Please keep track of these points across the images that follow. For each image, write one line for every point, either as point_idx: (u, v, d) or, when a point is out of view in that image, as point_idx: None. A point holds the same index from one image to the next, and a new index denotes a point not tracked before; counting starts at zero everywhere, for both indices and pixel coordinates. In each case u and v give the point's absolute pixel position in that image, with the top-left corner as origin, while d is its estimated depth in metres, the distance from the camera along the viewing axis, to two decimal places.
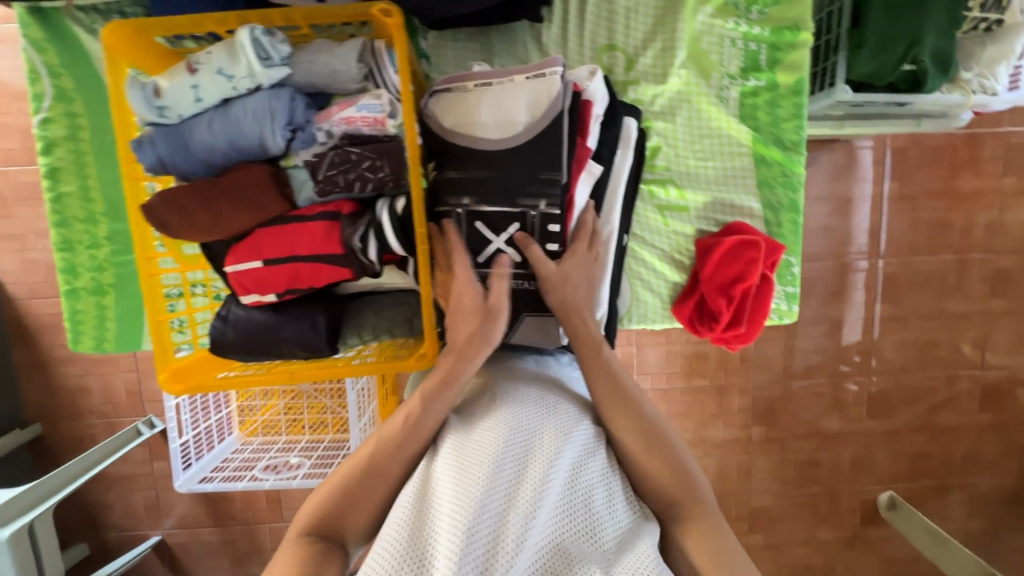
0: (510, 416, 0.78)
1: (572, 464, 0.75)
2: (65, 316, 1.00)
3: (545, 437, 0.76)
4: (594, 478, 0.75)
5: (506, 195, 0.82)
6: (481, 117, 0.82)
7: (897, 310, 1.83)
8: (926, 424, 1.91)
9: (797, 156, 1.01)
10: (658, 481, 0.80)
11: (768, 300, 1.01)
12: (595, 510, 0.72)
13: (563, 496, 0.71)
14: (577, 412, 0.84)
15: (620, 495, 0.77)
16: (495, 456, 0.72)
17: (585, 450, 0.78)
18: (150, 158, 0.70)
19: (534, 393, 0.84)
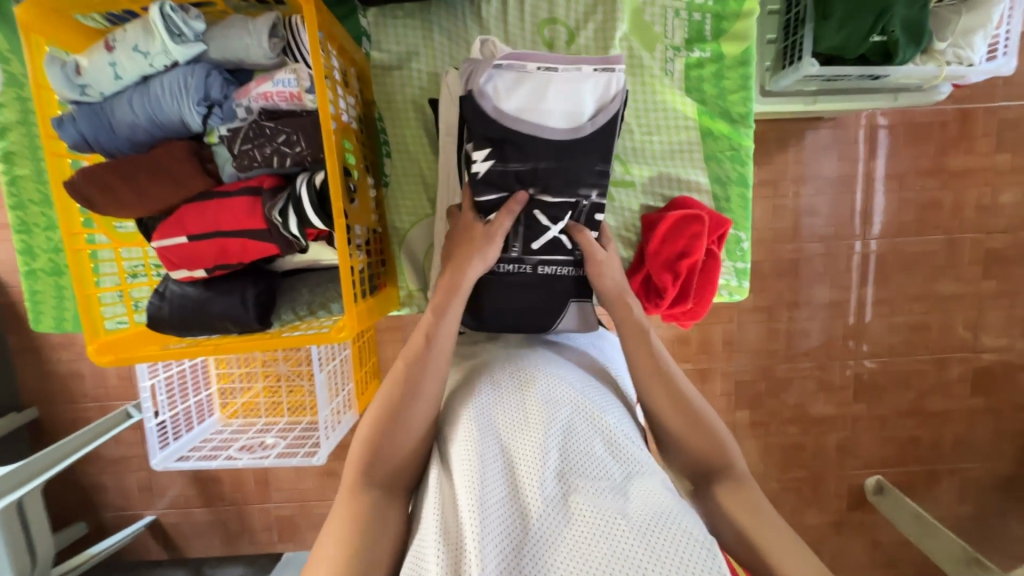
0: (492, 396, 0.81)
1: (560, 425, 0.77)
2: (25, 296, 1.03)
3: (530, 406, 0.79)
4: (586, 432, 0.78)
5: (569, 183, 0.86)
6: (553, 105, 0.81)
7: (884, 292, 1.79)
8: (914, 407, 1.87)
9: (744, 129, 1.00)
10: (694, 453, 0.86)
11: (714, 276, 1.00)
12: (600, 461, 0.75)
13: (563, 458, 0.73)
14: (557, 374, 0.85)
15: (620, 440, 0.79)
16: (486, 437, 0.75)
17: (577, 407, 0.80)
18: (73, 136, 0.72)
19: (512, 367, 0.86)
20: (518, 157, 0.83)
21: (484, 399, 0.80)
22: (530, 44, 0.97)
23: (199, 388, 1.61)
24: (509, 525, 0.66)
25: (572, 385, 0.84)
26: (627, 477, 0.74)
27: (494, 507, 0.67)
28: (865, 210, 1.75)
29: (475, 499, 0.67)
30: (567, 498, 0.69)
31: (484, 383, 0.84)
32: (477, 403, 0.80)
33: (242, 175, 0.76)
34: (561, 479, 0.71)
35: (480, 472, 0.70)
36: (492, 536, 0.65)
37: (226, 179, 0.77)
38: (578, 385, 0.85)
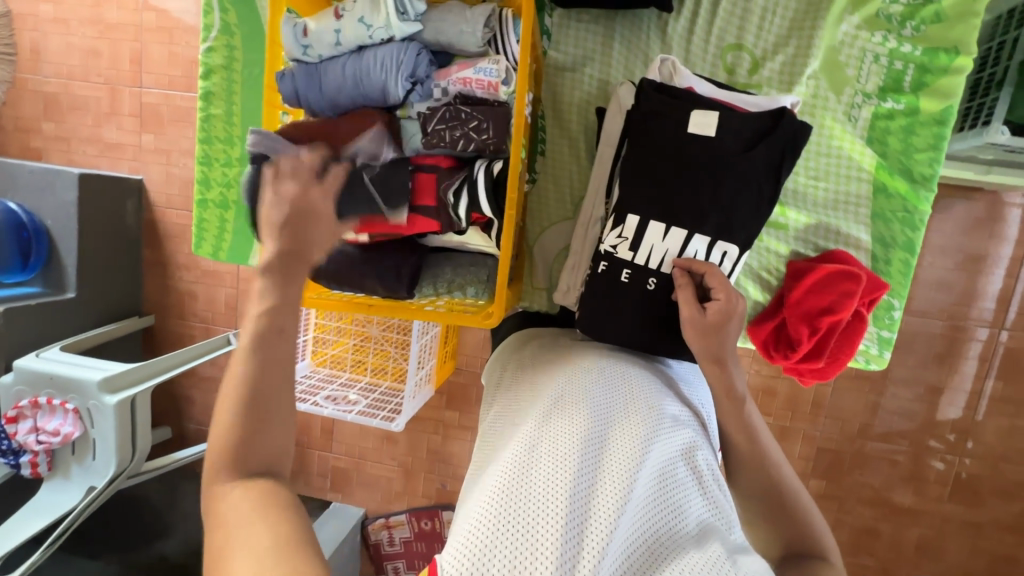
0: (589, 386, 0.73)
1: (652, 435, 0.69)
2: (193, 221, 1.14)
3: (627, 404, 0.72)
4: (676, 452, 0.70)
5: (723, 231, 0.79)
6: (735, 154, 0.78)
7: (1011, 391, 1.61)
8: (1018, 524, 1.67)
9: (926, 192, 0.93)
10: (788, 530, 0.78)
11: (856, 340, 0.94)
12: (684, 489, 0.67)
13: (651, 469, 0.65)
14: (652, 383, 0.78)
15: (706, 471, 0.71)
16: (581, 417, 0.68)
17: (672, 423, 0.73)
18: (288, 90, 0.78)
19: (611, 363, 0.79)
20: (653, 192, 0.79)
21: (579, 383, 0.73)
22: (708, 67, 0.95)
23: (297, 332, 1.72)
24: (588, 515, 0.59)
25: (667, 401, 0.76)
26: (703, 516, 0.66)
27: (578, 497, 0.60)
28: (1010, 297, 1.57)
29: (563, 487, 0.60)
30: (648, 514, 0.62)
31: (580, 368, 0.77)
32: (574, 388, 0.73)
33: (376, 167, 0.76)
34: (650, 493, 0.64)
35: (572, 458, 0.63)
36: (573, 534, 0.57)
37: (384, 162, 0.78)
38: (674, 403, 0.77)
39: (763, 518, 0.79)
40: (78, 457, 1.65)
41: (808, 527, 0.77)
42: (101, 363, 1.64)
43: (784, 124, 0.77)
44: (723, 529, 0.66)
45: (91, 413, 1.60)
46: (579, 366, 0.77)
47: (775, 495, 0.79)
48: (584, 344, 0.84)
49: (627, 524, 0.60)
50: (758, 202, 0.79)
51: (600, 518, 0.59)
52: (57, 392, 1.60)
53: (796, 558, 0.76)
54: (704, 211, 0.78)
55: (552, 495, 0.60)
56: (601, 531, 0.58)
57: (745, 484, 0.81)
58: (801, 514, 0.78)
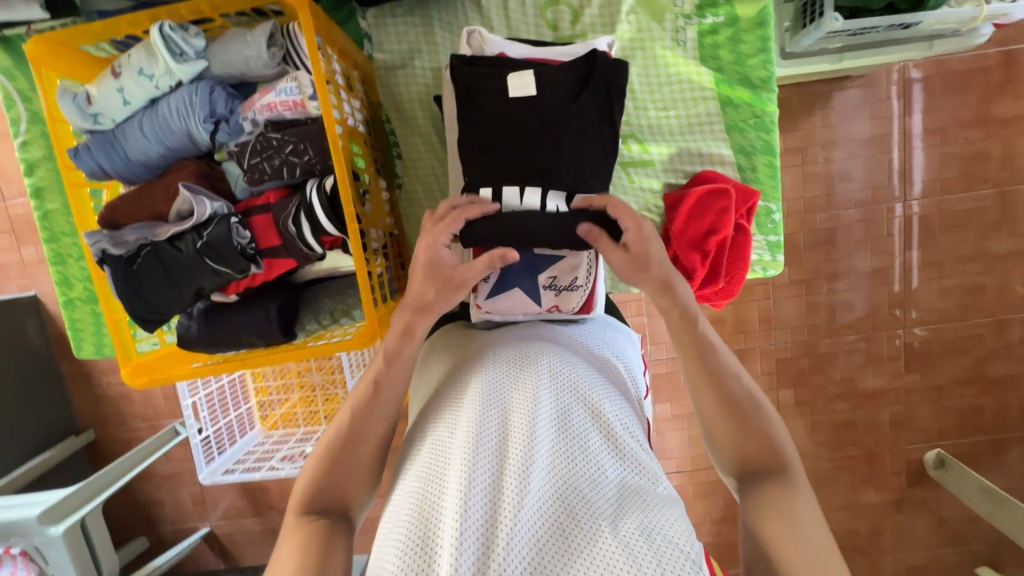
0: (488, 378, 0.70)
1: (555, 413, 0.66)
2: (66, 325, 1.07)
3: (529, 384, 0.69)
4: (585, 423, 0.67)
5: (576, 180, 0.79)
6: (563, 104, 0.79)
7: (932, 255, 1.67)
8: (973, 375, 1.75)
9: (767, 94, 0.94)
10: (749, 450, 0.74)
11: (746, 251, 0.96)
12: (594, 459, 0.64)
13: (554, 450, 0.63)
14: (556, 353, 0.75)
15: (621, 432, 0.68)
16: (478, 418, 0.64)
17: (576, 393, 0.70)
18: (90, 165, 0.73)
19: (513, 345, 0.76)
20: (498, 163, 0.79)
21: (478, 379, 0.70)
22: (533, 28, 0.94)
23: (238, 402, 1.64)
24: (489, 516, 0.56)
25: (575, 369, 0.73)
26: (620, 481, 0.63)
27: (478, 499, 0.57)
28: (904, 170, 1.63)
29: (461, 493, 0.57)
30: (556, 497, 0.59)
31: (479, 361, 0.74)
32: (474, 386, 0.69)
33: (205, 236, 0.72)
34: (557, 476, 0.61)
35: (468, 461, 0.60)
36: (475, 538, 0.55)
37: (206, 217, 0.72)
38: (582, 369, 0.74)
39: (730, 429, 0.75)
40: None
41: (769, 438, 0.74)
42: (38, 496, 1.49)
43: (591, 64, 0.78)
44: (645, 487, 0.64)
45: (41, 550, 1.46)
46: (479, 359, 0.74)
47: (733, 414, 0.75)
48: (486, 337, 0.82)
49: (533, 516, 0.57)
50: (602, 146, 0.80)
51: (500, 516, 0.56)
52: None
53: (758, 474, 0.73)
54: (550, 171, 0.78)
55: (450, 504, 0.57)
56: (500, 530, 0.55)
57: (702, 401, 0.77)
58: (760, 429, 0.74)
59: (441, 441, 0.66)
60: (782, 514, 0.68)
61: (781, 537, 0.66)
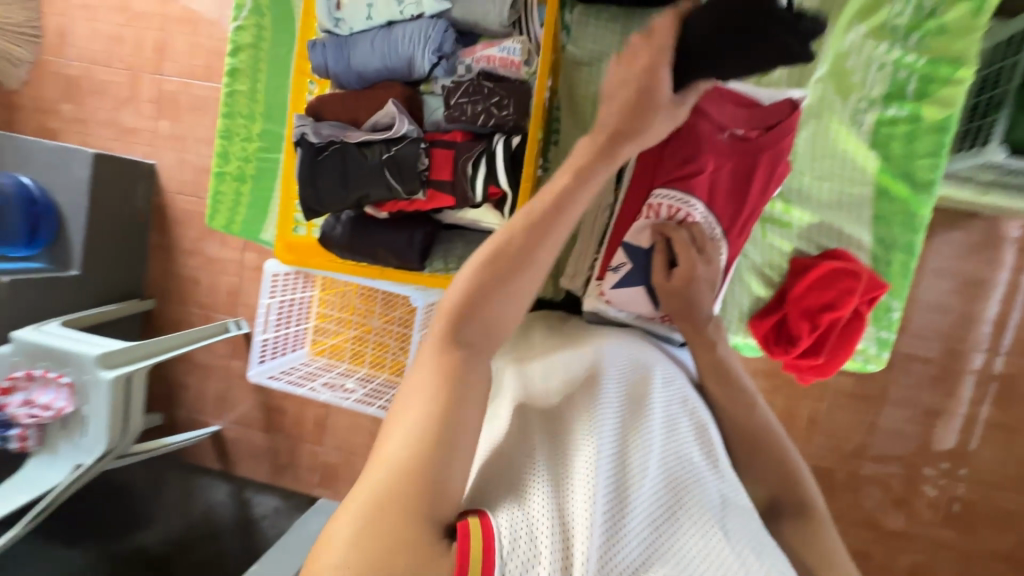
0: (604, 364, 0.73)
1: (665, 415, 0.68)
2: (209, 194, 1.16)
3: (642, 384, 0.71)
4: (689, 436, 0.69)
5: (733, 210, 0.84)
6: (732, 129, 0.83)
7: (1004, 416, 1.61)
8: (1011, 552, 1.65)
9: (926, 197, 0.96)
10: (772, 481, 0.74)
11: (856, 337, 0.96)
12: (698, 469, 0.65)
13: (665, 447, 0.65)
14: (663, 363, 0.77)
15: (718, 451, 0.70)
16: (598, 394, 0.67)
17: (682, 405, 0.72)
18: (318, 60, 0.82)
19: (624, 344, 0.79)
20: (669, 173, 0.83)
21: (595, 361, 0.73)
22: None
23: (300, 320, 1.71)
24: (609, 483, 0.57)
25: (680, 384, 0.76)
26: (720, 495, 0.65)
27: (600, 464, 0.59)
28: (1000, 321, 1.59)
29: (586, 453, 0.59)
30: (665, 488, 0.61)
31: (593, 347, 0.77)
32: (591, 365, 0.72)
33: (393, 150, 0.79)
34: (666, 471, 0.62)
35: (591, 427, 0.62)
36: (598, 499, 0.55)
37: (399, 135, 0.79)
38: (685, 387, 0.76)
39: (746, 464, 0.76)
40: (67, 433, 1.63)
41: (790, 475, 0.74)
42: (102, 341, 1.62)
43: (768, 107, 0.82)
44: (740, 509, 0.65)
45: (85, 389, 1.57)
46: (590, 346, 0.77)
47: (757, 437, 0.76)
48: (589, 330, 0.85)
49: (646, 498, 0.58)
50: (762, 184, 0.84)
51: (619, 487, 0.57)
52: (54, 365, 1.58)
53: (778, 508, 0.73)
54: (687, 179, 0.82)
55: (577, 461, 0.58)
56: (619, 500, 0.56)
57: (730, 420, 0.77)
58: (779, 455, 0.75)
59: (557, 404, 0.68)
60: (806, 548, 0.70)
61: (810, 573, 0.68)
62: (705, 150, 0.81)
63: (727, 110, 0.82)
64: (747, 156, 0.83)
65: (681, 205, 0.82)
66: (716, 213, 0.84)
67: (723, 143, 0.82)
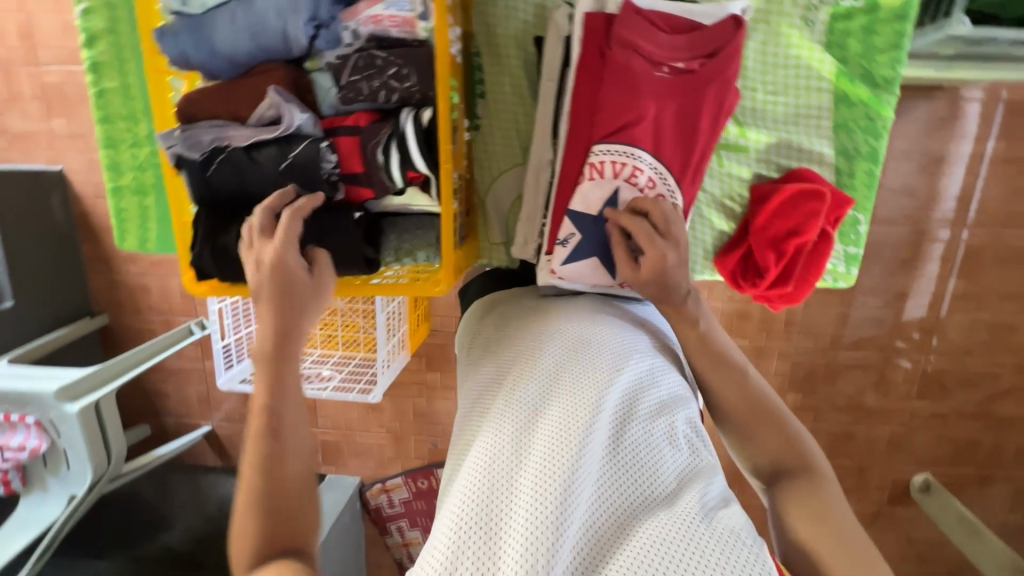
0: (553, 356, 0.70)
1: (615, 399, 0.66)
2: (111, 213, 1.03)
3: (592, 368, 0.69)
4: (645, 414, 0.67)
5: (682, 156, 0.77)
6: (672, 63, 0.74)
7: (973, 287, 1.60)
8: (981, 410, 1.71)
9: (887, 96, 0.88)
10: (768, 446, 0.79)
11: (824, 259, 0.92)
12: (652, 450, 0.64)
13: (614, 436, 0.63)
14: (620, 337, 0.75)
15: (678, 422, 0.68)
16: (541, 396, 0.65)
17: (637, 383, 0.69)
18: (173, 51, 0.67)
19: (580, 322, 0.75)
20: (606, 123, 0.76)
21: (543, 355, 0.70)
22: None
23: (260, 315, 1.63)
24: (550, 491, 0.57)
25: (638, 357, 0.73)
26: (679, 471, 0.64)
27: (540, 474, 0.58)
28: (966, 195, 1.53)
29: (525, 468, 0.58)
30: (614, 483, 0.60)
31: (544, 334, 0.73)
32: (540, 359, 0.70)
33: (291, 156, 0.68)
34: (616, 461, 0.62)
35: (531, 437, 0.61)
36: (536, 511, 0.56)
37: (292, 131, 0.68)
38: (645, 357, 0.74)
39: (744, 435, 0.80)
40: (52, 468, 1.52)
41: (790, 438, 0.78)
42: (56, 371, 1.48)
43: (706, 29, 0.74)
44: (701, 480, 0.64)
45: (56, 424, 1.45)
46: (543, 333, 0.74)
47: (753, 406, 0.79)
48: (551, 305, 0.82)
49: (591, 501, 0.58)
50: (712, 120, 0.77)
51: (562, 494, 0.57)
52: (14, 407, 1.44)
53: (780, 472, 0.77)
54: (628, 129, 0.75)
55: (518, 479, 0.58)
56: (560, 509, 0.56)
57: (722, 394, 0.80)
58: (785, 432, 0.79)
59: (503, 410, 0.66)
60: (816, 510, 0.73)
61: (816, 539, 0.71)
62: (642, 92, 0.74)
63: (662, 41, 0.73)
64: (693, 92, 0.74)
65: (626, 159, 0.76)
66: (665, 161, 0.77)
67: (664, 82, 0.73)
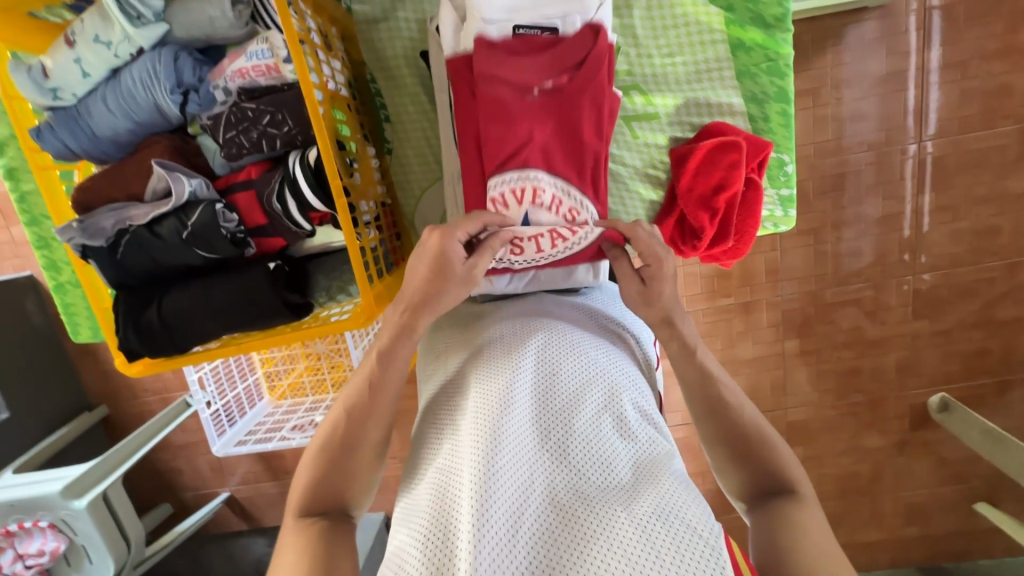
0: (495, 362, 0.68)
1: (560, 399, 0.65)
2: (59, 309, 1.04)
3: (535, 367, 0.67)
4: (594, 407, 0.65)
5: (575, 159, 0.78)
6: (540, 83, 0.76)
7: (944, 199, 1.45)
8: (983, 319, 1.55)
9: (782, 34, 0.87)
10: (756, 472, 0.75)
11: (758, 208, 0.92)
12: (603, 443, 0.62)
13: (560, 434, 0.62)
14: (564, 331, 0.73)
15: (629, 413, 0.67)
16: (484, 404, 0.63)
17: (583, 375, 0.68)
18: (55, 146, 0.68)
19: (522, 325, 0.73)
20: (494, 151, 0.77)
21: (485, 365, 0.69)
22: None
23: (244, 375, 1.62)
24: (499, 497, 0.55)
25: (584, 350, 0.72)
26: (632, 462, 0.63)
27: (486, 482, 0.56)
28: (921, 109, 1.39)
29: (470, 478, 0.56)
30: (565, 482, 0.58)
31: (488, 341, 0.72)
32: (483, 368, 0.68)
33: (189, 224, 0.68)
34: (564, 462, 0.60)
35: (476, 446, 0.59)
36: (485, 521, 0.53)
37: (185, 199, 0.68)
38: (590, 350, 0.72)
39: (731, 458, 0.76)
40: (76, 565, 1.49)
41: (780, 465, 0.74)
42: (58, 471, 1.42)
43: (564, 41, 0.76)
44: (656, 468, 0.62)
45: (68, 522, 1.40)
46: (485, 340, 0.73)
47: (744, 433, 0.76)
48: (496, 309, 0.80)
49: (540, 503, 0.56)
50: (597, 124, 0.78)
51: (509, 499, 0.55)
52: (24, 514, 1.37)
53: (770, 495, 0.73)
54: (517, 154, 0.76)
55: (462, 491, 0.56)
56: (508, 517, 0.54)
57: (715, 423, 0.78)
58: (770, 452, 0.75)
59: (450, 428, 0.64)
60: (796, 534, 0.67)
61: (801, 554, 0.64)
62: (518, 114, 0.75)
63: (524, 66, 0.75)
64: (567, 104, 0.76)
65: (524, 183, 0.76)
66: (561, 175, 0.78)
67: (535, 103, 0.76)
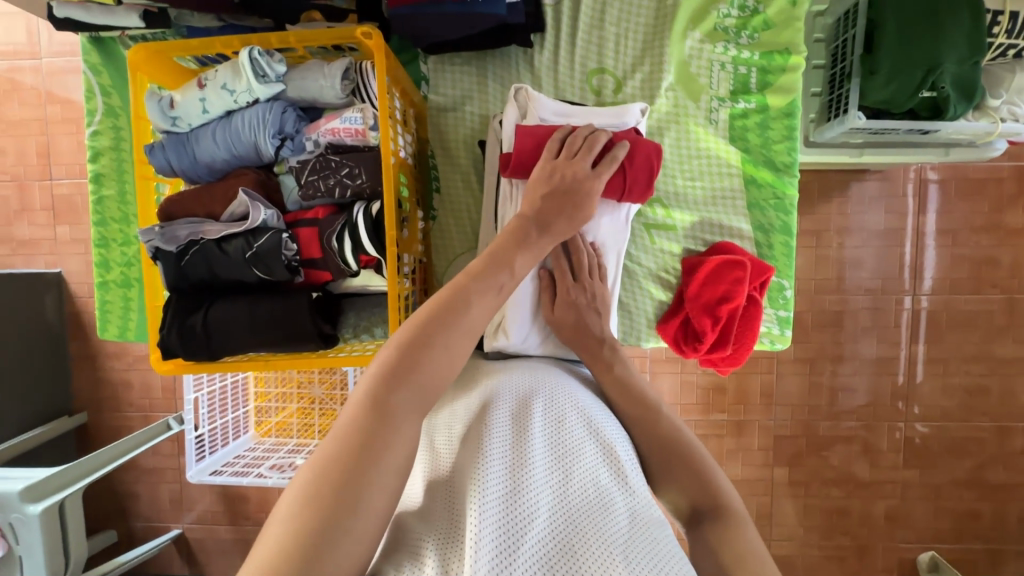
0: (502, 401, 0.72)
1: (563, 441, 0.68)
2: (96, 304, 1.11)
3: (541, 412, 0.71)
4: (592, 454, 0.68)
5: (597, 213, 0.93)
6: None
7: (937, 351, 1.53)
8: (973, 480, 1.56)
9: (789, 178, 1.01)
10: (693, 487, 0.73)
11: (757, 322, 1.00)
12: (599, 487, 0.65)
13: (561, 474, 0.64)
14: (567, 385, 0.78)
15: (625, 463, 0.69)
16: (491, 436, 0.66)
17: (584, 424, 0.72)
18: (161, 161, 0.80)
19: (527, 376, 0.78)
20: None
21: (492, 403, 0.72)
22: (578, 91, 1.01)
23: (236, 405, 1.61)
24: (502, 525, 0.57)
25: (582, 401, 0.76)
26: (627, 509, 0.64)
27: (490, 508, 0.58)
28: (917, 265, 1.51)
29: (476, 502, 0.58)
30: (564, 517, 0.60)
31: (494, 384, 0.77)
32: (491, 405, 0.72)
33: (255, 245, 0.76)
34: (563, 499, 0.62)
35: (483, 473, 0.61)
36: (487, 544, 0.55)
37: (257, 225, 0.77)
38: (588, 403, 0.76)
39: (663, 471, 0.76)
40: None
41: (710, 480, 0.73)
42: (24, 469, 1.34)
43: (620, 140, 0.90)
44: (648, 518, 0.64)
45: (14, 528, 1.30)
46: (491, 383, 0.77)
47: (671, 445, 0.77)
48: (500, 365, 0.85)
49: (540, 534, 0.58)
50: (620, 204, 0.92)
51: (510, 527, 0.57)
52: None
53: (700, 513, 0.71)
54: None
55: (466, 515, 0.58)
56: (509, 544, 0.56)
57: (640, 437, 0.78)
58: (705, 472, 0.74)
59: (456, 459, 0.67)
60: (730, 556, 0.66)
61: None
62: None
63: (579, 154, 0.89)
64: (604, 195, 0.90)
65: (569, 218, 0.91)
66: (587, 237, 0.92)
67: None
